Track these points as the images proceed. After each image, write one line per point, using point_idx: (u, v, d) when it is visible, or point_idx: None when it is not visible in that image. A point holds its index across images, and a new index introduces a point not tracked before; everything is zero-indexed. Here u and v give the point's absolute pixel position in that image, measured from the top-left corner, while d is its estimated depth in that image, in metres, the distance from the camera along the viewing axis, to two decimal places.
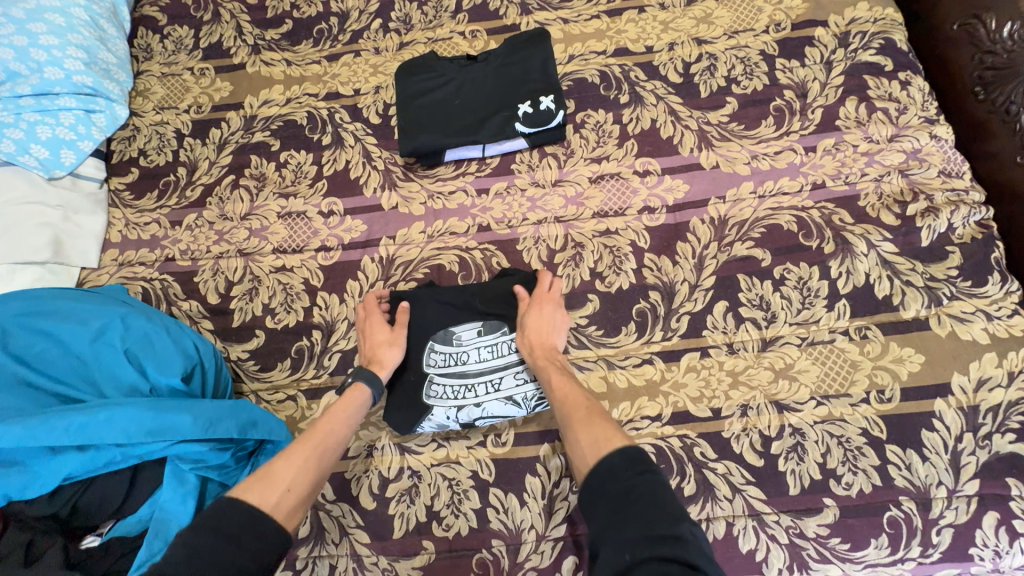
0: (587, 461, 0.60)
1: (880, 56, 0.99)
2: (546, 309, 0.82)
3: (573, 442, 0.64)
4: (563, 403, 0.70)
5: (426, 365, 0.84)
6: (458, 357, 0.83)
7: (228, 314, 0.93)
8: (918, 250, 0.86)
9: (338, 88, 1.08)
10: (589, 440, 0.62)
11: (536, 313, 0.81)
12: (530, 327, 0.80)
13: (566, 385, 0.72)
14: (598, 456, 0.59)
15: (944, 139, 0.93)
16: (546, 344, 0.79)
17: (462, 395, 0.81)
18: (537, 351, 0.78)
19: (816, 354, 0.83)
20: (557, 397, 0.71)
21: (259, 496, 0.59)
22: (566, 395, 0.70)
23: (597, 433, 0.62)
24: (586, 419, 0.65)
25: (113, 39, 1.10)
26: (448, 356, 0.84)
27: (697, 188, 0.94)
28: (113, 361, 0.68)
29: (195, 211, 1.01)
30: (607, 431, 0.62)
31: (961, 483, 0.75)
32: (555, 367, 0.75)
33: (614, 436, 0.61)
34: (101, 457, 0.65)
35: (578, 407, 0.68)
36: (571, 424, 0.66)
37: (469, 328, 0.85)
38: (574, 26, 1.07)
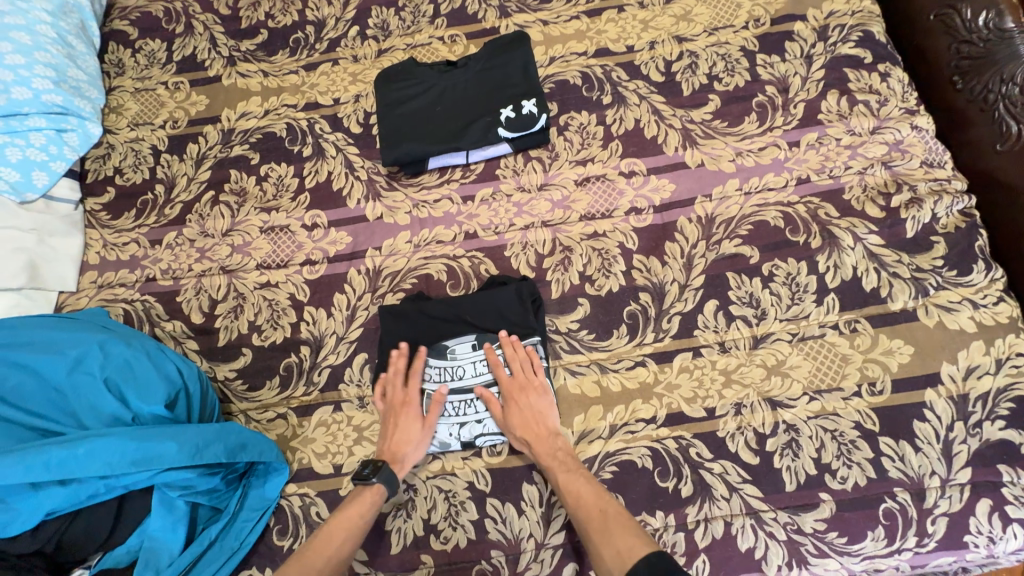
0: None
1: (859, 49, 0.99)
2: (528, 398, 0.80)
3: (597, 555, 0.65)
4: (579, 511, 0.70)
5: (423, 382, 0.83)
6: (454, 372, 0.83)
7: (213, 334, 0.91)
8: (904, 241, 0.87)
9: (317, 98, 1.06)
10: (615, 554, 0.64)
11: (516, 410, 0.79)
12: (518, 421, 0.78)
13: (575, 485, 0.72)
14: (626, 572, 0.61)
15: (925, 130, 0.93)
16: (538, 434, 0.78)
17: (462, 411, 0.82)
18: (533, 442, 0.77)
19: (807, 349, 0.83)
20: (570, 503, 0.71)
21: None
22: (579, 499, 0.71)
23: (620, 543, 0.64)
24: (607, 532, 0.66)
25: (82, 56, 1.07)
26: (443, 371, 0.84)
27: (683, 187, 0.94)
28: (92, 391, 0.66)
29: (175, 229, 0.99)
30: (628, 541, 0.64)
31: (954, 471, 0.76)
32: (561, 467, 0.74)
33: (637, 549, 0.63)
34: (84, 490, 0.63)
35: (595, 516, 0.68)
36: (591, 536, 0.67)
37: (463, 344, 0.85)
38: (554, 27, 1.06)
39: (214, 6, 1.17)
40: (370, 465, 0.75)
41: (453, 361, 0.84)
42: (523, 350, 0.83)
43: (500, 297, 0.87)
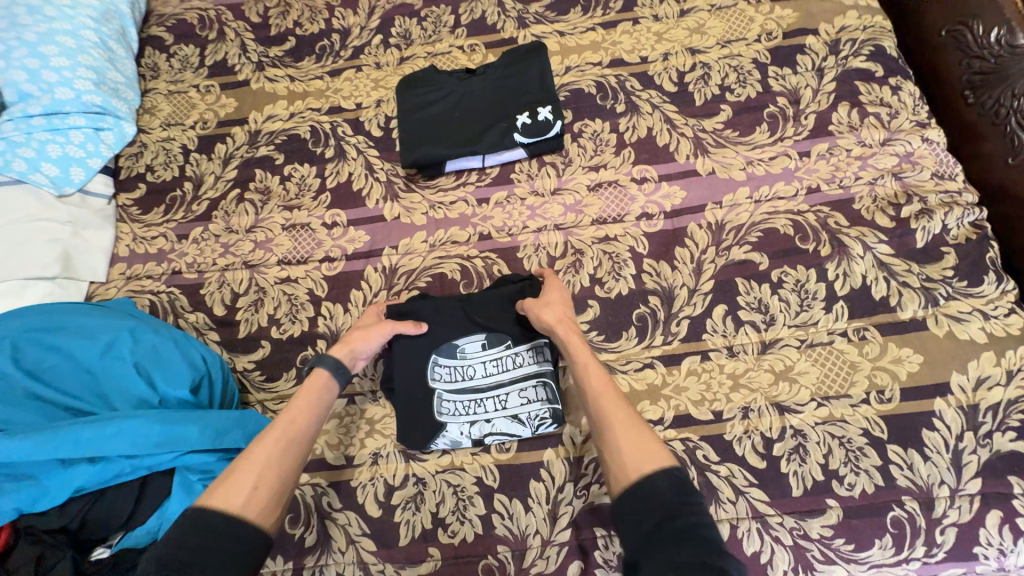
0: (625, 470, 0.62)
1: (870, 63, 1.01)
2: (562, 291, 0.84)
3: (611, 442, 0.66)
4: (601, 397, 0.71)
5: (434, 383, 0.85)
6: (463, 372, 0.85)
7: (234, 325, 0.94)
8: (914, 251, 0.88)
9: (340, 102, 1.11)
10: (631, 446, 0.64)
11: (552, 299, 0.82)
12: (557, 305, 0.81)
13: (601, 378, 0.73)
14: (640, 467, 0.61)
15: (935, 142, 0.94)
16: (569, 321, 0.81)
17: (474, 411, 0.83)
18: (568, 332, 0.79)
19: (815, 356, 0.83)
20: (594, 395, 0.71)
21: (222, 499, 0.60)
22: (605, 388, 0.72)
23: (638, 441, 0.65)
24: (624, 422, 0.67)
25: (121, 59, 1.13)
26: (453, 371, 0.85)
27: (694, 194, 0.96)
28: (122, 374, 0.69)
29: (202, 224, 1.03)
30: (650, 446, 0.64)
31: (964, 482, 0.76)
32: (589, 357, 0.76)
33: (660, 455, 0.62)
34: (111, 468, 0.66)
35: (616, 408, 0.69)
36: (609, 428, 0.67)
37: (473, 343, 0.87)
38: (570, 38, 1.09)
39: (246, 15, 1.23)
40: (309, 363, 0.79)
41: (462, 362, 0.86)
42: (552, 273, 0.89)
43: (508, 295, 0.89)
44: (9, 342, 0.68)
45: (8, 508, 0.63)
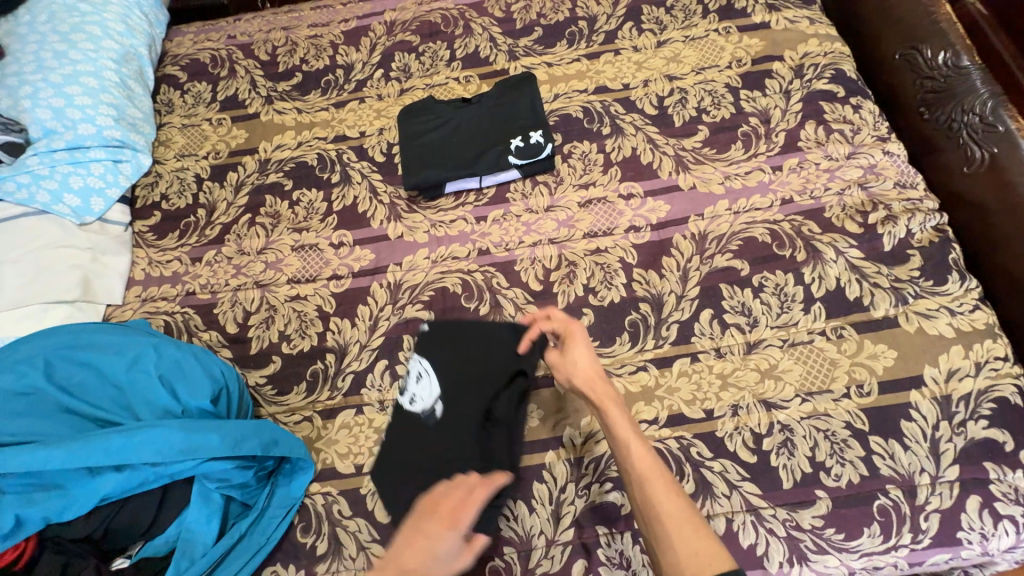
0: (682, 575, 0.58)
1: (832, 84, 1.10)
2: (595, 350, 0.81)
3: (665, 539, 0.62)
4: (648, 482, 0.66)
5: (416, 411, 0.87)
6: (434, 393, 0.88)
7: (246, 342, 0.99)
8: (882, 254, 0.94)
9: (345, 131, 1.18)
10: (689, 550, 0.59)
11: (580, 359, 0.80)
12: (584, 369, 0.80)
13: (647, 459, 0.68)
14: (698, 574, 0.57)
15: (896, 155, 1.03)
16: (606, 390, 0.77)
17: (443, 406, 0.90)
18: (601, 400, 0.76)
19: (797, 354, 0.89)
20: (637, 477, 0.67)
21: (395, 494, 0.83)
22: (651, 469, 0.67)
23: (694, 543, 0.60)
24: (675, 514, 0.63)
25: (139, 96, 1.21)
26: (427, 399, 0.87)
27: (677, 207, 1.03)
28: (147, 387, 0.73)
29: (214, 248, 1.08)
30: (703, 540, 0.60)
31: (943, 469, 0.80)
32: (634, 435, 0.71)
33: (716, 552, 0.58)
34: (136, 476, 0.69)
35: (665, 494, 0.65)
36: (659, 518, 0.64)
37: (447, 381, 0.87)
38: (557, 69, 1.19)
39: (255, 53, 1.32)
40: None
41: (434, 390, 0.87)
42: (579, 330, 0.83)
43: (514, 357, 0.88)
44: (43, 359, 0.73)
45: (37, 517, 0.66)
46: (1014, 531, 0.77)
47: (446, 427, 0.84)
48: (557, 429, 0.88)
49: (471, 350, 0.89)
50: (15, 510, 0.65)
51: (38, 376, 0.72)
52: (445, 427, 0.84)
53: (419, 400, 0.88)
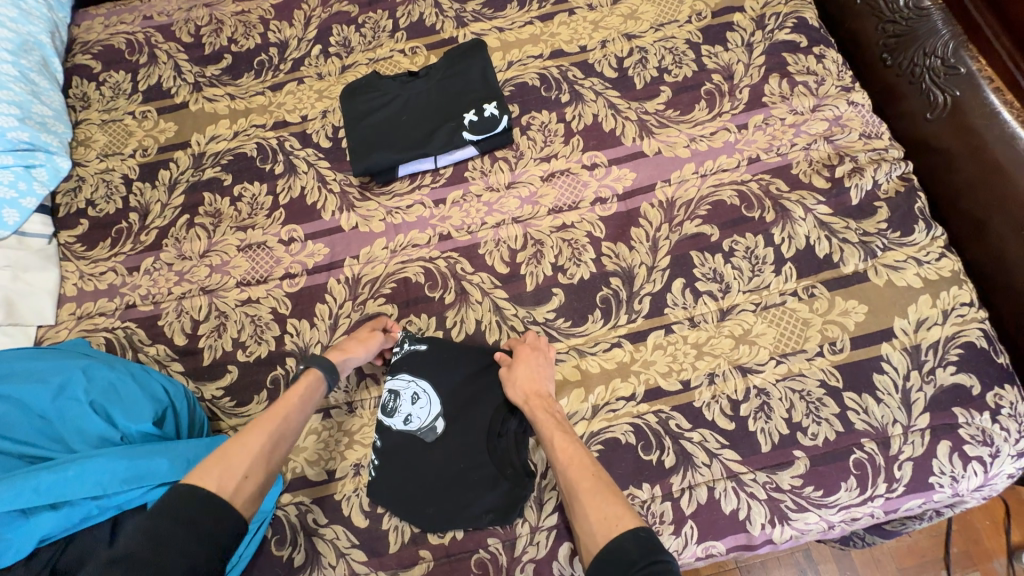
0: (597, 540, 0.63)
1: (795, 34, 1.06)
2: (538, 357, 0.84)
3: (582, 514, 0.67)
4: (570, 468, 0.72)
5: (410, 432, 0.84)
6: (422, 410, 0.85)
7: (198, 353, 0.92)
8: (850, 208, 0.93)
9: (285, 116, 1.09)
10: (601, 516, 0.65)
11: (524, 364, 0.82)
12: (528, 378, 0.81)
13: (569, 446, 0.74)
14: (610, 535, 0.62)
15: (861, 104, 1.00)
16: (540, 394, 0.81)
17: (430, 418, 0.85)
18: (534, 401, 0.80)
19: (770, 317, 0.88)
20: (563, 462, 0.73)
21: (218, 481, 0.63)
22: (572, 456, 0.73)
23: (605, 509, 0.66)
24: (592, 489, 0.68)
25: (45, 92, 1.08)
26: (417, 416, 0.85)
27: (643, 174, 0.99)
28: (77, 416, 0.66)
29: (152, 254, 1.00)
30: (615, 508, 0.65)
31: (914, 418, 0.81)
32: (558, 427, 0.77)
33: (624, 516, 0.64)
34: (76, 513, 0.62)
35: (584, 474, 0.70)
36: (579, 494, 0.68)
37: (431, 401, 0.85)
38: (509, 34, 1.11)
39: (177, 35, 1.19)
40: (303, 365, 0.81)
41: (418, 407, 0.85)
42: (530, 351, 0.84)
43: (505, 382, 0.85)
44: None
45: None
46: (982, 471, 0.79)
47: (446, 453, 0.83)
48: None
49: (466, 374, 0.87)
50: None
51: None
52: (446, 453, 0.83)
53: (413, 420, 0.84)
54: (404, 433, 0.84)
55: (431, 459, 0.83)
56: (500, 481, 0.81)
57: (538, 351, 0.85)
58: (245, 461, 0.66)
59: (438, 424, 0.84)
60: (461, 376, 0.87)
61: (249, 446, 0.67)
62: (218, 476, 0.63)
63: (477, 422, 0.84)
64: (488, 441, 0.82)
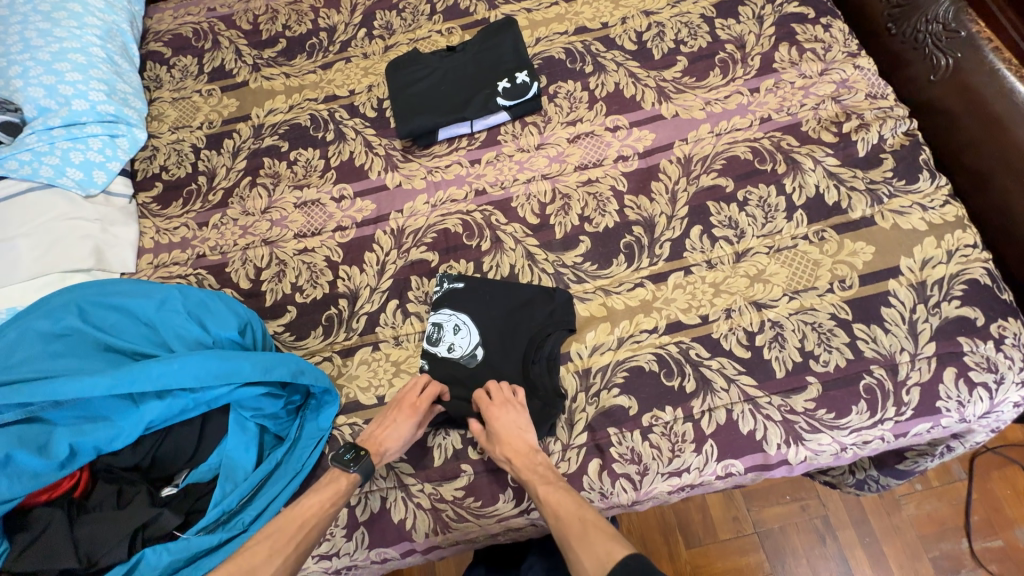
0: None
1: (803, 7, 1.14)
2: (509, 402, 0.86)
3: (576, 564, 0.70)
4: (558, 515, 0.75)
5: (452, 360, 0.94)
6: (464, 341, 0.94)
7: (261, 295, 1.03)
8: (857, 160, 1.00)
9: (334, 91, 1.21)
10: (593, 561, 0.69)
11: (503, 420, 0.83)
12: (508, 432, 0.82)
13: (555, 496, 0.77)
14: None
15: (866, 68, 1.07)
16: (521, 446, 0.82)
17: (470, 349, 0.94)
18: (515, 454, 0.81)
19: (783, 259, 0.95)
20: (550, 505, 0.77)
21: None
22: (558, 500, 0.77)
23: (600, 547, 0.70)
24: (581, 536, 0.72)
25: (127, 72, 1.22)
26: (459, 346, 0.94)
27: (662, 135, 1.07)
28: (177, 324, 0.77)
29: (219, 211, 1.11)
30: (606, 545, 0.70)
31: (921, 346, 0.87)
32: (542, 480, 0.80)
33: (613, 551, 0.69)
34: (177, 404, 0.74)
35: (572, 520, 0.74)
36: (571, 545, 0.72)
37: (470, 333, 0.95)
38: (537, 14, 1.21)
39: (237, 23, 1.33)
40: (351, 452, 0.81)
41: (459, 339, 0.95)
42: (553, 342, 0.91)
43: (544, 318, 0.94)
44: (75, 306, 0.75)
45: (88, 446, 0.70)
46: (987, 396, 0.85)
47: (485, 377, 0.92)
48: (565, 345, 0.94)
49: (505, 308, 0.96)
50: (65, 439, 0.69)
51: (72, 319, 0.75)
52: (486, 377, 0.92)
53: (455, 352, 0.94)
54: (448, 360, 0.94)
55: (472, 382, 0.92)
56: (535, 402, 0.90)
57: (510, 404, 0.86)
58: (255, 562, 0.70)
59: (480, 352, 0.94)
60: (499, 310, 0.96)
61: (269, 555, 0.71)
62: None
63: (513, 350, 0.93)
64: (525, 367, 0.92)
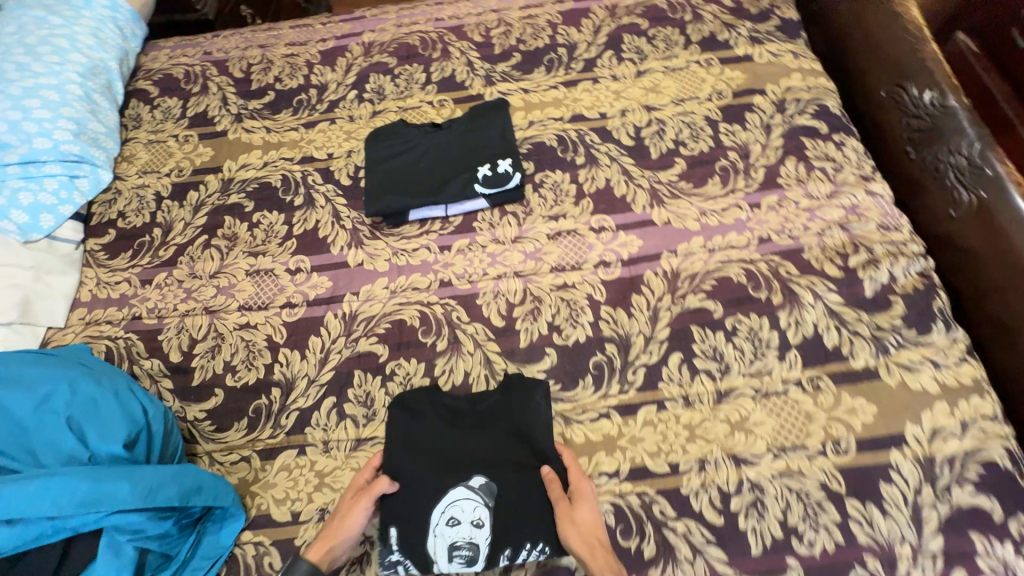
0: None
1: (815, 120, 1.07)
2: (586, 511, 0.75)
3: None
4: None
5: (473, 535, 0.75)
6: (450, 516, 0.76)
7: (188, 371, 0.93)
8: (863, 299, 0.89)
9: (312, 152, 1.15)
10: None
11: (586, 505, 0.76)
12: (586, 524, 0.74)
13: None
14: None
15: (879, 195, 0.98)
16: (600, 542, 0.73)
17: (459, 517, 0.76)
18: (594, 551, 0.71)
19: (770, 406, 0.83)
20: None
21: None
22: None
23: None
24: None
25: (104, 111, 1.17)
26: (452, 520, 0.76)
27: (649, 243, 0.98)
28: (54, 429, 0.68)
29: (166, 270, 1.03)
30: None
31: (926, 539, 0.73)
32: None
33: None
34: (30, 530, 0.63)
35: None
36: None
37: (455, 498, 0.77)
38: (533, 96, 1.16)
39: (230, 71, 1.29)
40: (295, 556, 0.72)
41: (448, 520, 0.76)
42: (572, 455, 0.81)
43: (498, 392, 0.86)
44: None
45: None
46: None
47: (515, 499, 0.77)
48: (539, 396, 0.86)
49: (444, 431, 0.83)
50: None
51: None
52: (509, 490, 0.78)
53: (458, 512, 0.76)
54: (472, 541, 0.75)
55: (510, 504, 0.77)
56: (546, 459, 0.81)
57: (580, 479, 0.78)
58: None
59: (477, 481, 0.78)
60: (435, 450, 0.81)
61: None
62: None
63: (512, 458, 0.81)
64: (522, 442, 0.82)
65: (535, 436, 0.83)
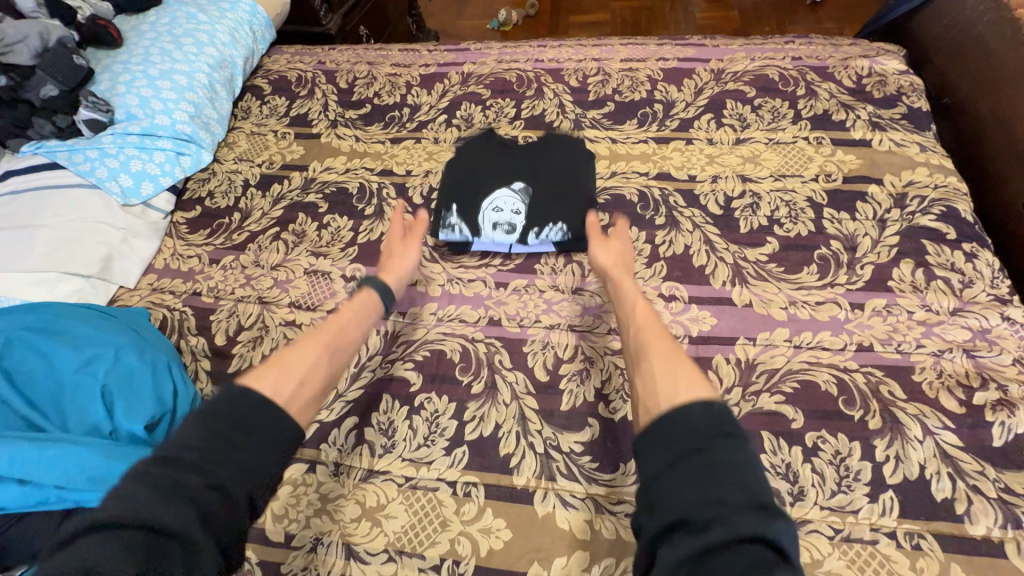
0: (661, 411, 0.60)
1: (940, 223, 0.93)
2: (619, 243, 0.91)
3: (647, 380, 0.66)
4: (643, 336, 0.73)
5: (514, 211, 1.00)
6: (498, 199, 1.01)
7: (227, 358, 0.93)
8: (989, 448, 0.73)
9: (392, 166, 1.17)
10: (667, 382, 0.64)
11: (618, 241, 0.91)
12: (614, 253, 0.89)
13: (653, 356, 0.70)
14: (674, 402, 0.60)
15: (1019, 323, 0.82)
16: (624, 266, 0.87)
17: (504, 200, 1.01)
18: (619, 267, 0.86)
19: (852, 555, 0.68)
20: (635, 319, 0.76)
21: (274, 387, 0.67)
22: (651, 331, 0.73)
23: (678, 374, 0.64)
24: (665, 359, 0.67)
25: (221, 99, 1.27)
26: (498, 203, 1.01)
27: (725, 324, 0.88)
28: (89, 394, 0.70)
29: (234, 253, 1.06)
30: (689, 376, 0.64)
31: None
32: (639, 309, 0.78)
33: (700, 389, 0.61)
34: (35, 494, 0.62)
35: (659, 341, 0.71)
36: (642, 369, 0.68)
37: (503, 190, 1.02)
38: (621, 146, 1.12)
39: (336, 80, 1.37)
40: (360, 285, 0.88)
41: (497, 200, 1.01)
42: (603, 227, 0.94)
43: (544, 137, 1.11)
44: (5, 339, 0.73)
45: None
46: None
47: (545, 178, 1.04)
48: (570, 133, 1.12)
49: (495, 156, 1.09)
50: None
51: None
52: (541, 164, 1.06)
53: (502, 203, 1.01)
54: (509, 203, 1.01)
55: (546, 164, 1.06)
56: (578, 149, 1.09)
57: (623, 241, 0.92)
58: (298, 371, 0.70)
59: (518, 188, 1.02)
60: (486, 173, 1.06)
61: (305, 352, 0.73)
62: (274, 379, 0.68)
63: (544, 164, 1.06)
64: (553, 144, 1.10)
65: (572, 156, 1.08)
